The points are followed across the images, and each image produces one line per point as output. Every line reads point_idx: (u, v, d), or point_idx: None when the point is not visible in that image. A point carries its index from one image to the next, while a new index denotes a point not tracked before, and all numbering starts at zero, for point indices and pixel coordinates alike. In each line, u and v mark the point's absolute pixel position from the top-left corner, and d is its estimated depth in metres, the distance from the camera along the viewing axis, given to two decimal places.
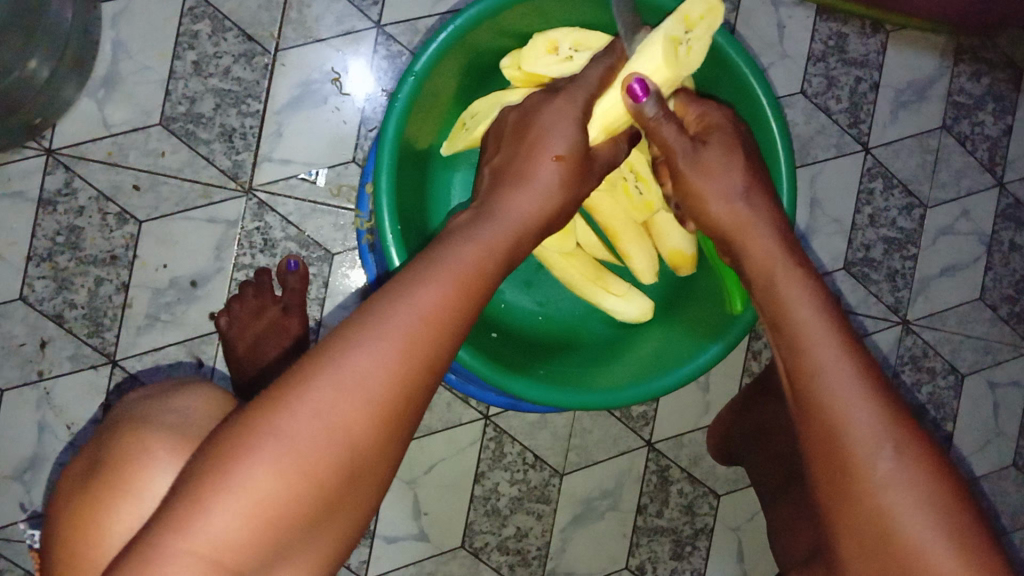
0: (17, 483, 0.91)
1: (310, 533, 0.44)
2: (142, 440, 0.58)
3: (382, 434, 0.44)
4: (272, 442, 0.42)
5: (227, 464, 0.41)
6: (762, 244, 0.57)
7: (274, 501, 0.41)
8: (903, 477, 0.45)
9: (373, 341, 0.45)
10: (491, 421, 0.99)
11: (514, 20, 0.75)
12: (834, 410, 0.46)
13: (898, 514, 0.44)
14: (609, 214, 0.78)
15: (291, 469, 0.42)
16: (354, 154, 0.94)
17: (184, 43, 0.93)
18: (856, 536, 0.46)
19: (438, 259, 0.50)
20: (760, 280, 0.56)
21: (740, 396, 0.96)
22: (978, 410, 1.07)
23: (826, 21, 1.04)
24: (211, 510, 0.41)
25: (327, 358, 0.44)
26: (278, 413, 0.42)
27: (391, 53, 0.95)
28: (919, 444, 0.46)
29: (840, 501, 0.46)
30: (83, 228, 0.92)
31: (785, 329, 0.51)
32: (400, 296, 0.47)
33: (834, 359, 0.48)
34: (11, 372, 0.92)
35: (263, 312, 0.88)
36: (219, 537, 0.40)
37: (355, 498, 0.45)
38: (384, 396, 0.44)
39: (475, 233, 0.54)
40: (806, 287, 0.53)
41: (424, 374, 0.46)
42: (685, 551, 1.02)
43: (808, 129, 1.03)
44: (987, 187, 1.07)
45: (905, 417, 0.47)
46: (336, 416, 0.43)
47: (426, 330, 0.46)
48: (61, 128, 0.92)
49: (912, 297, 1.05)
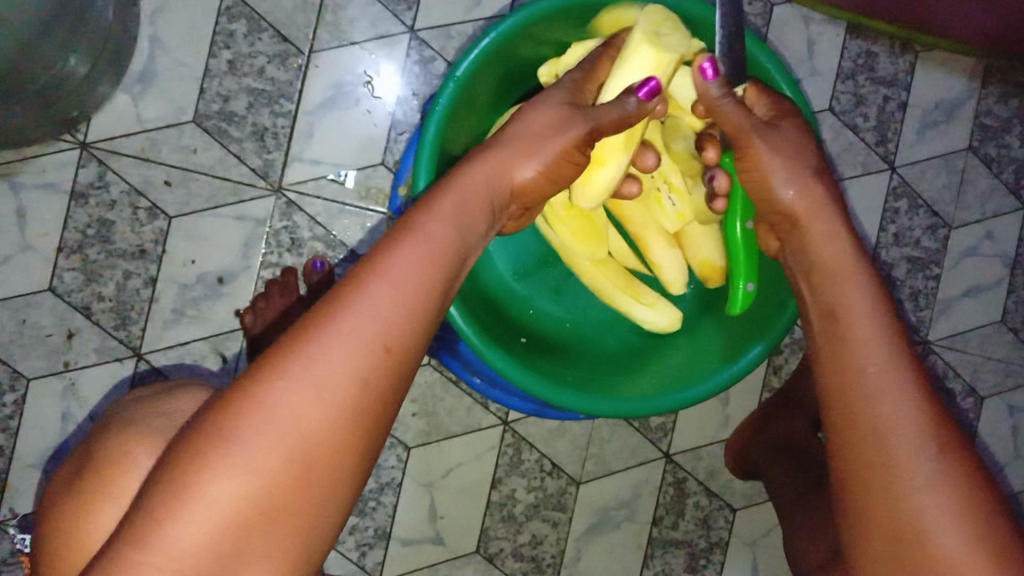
0: (38, 473, 0.92)
1: (274, 533, 0.45)
2: (127, 444, 0.60)
3: (334, 427, 0.46)
4: (222, 449, 0.44)
5: (184, 476, 0.44)
6: (830, 237, 0.60)
7: (231, 506, 0.44)
8: (944, 476, 0.47)
9: (315, 342, 0.46)
10: (510, 427, 0.99)
11: (554, 30, 0.76)
12: (881, 404, 0.50)
13: (932, 511, 0.47)
14: (641, 223, 0.80)
15: (242, 473, 0.44)
16: (383, 157, 0.95)
17: (219, 42, 0.94)
18: (885, 527, 0.48)
19: (385, 254, 0.51)
20: (825, 274, 0.59)
21: (764, 409, 0.96)
22: (997, 433, 1.06)
23: (856, 39, 1.04)
24: (173, 521, 0.43)
25: (271, 364, 0.46)
26: (227, 423, 0.45)
27: (423, 58, 0.96)
28: (959, 448, 0.48)
29: (875, 489, 0.49)
30: (114, 221, 0.93)
31: (839, 321, 0.55)
32: (345, 295, 0.49)
33: (879, 358, 0.52)
34: (38, 361, 0.92)
35: (286, 311, 0.88)
36: (181, 546, 0.43)
37: (322, 497, 0.46)
38: (332, 390, 0.46)
39: (433, 222, 0.55)
40: (866, 286, 0.56)
41: (366, 360, 0.47)
42: (699, 564, 1.02)
43: (835, 146, 1.03)
44: (1012, 210, 1.07)
45: (948, 422, 0.50)
46: (282, 417, 0.45)
47: (371, 322, 0.48)
48: (96, 122, 0.93)
49: (934, 317, 1.05)
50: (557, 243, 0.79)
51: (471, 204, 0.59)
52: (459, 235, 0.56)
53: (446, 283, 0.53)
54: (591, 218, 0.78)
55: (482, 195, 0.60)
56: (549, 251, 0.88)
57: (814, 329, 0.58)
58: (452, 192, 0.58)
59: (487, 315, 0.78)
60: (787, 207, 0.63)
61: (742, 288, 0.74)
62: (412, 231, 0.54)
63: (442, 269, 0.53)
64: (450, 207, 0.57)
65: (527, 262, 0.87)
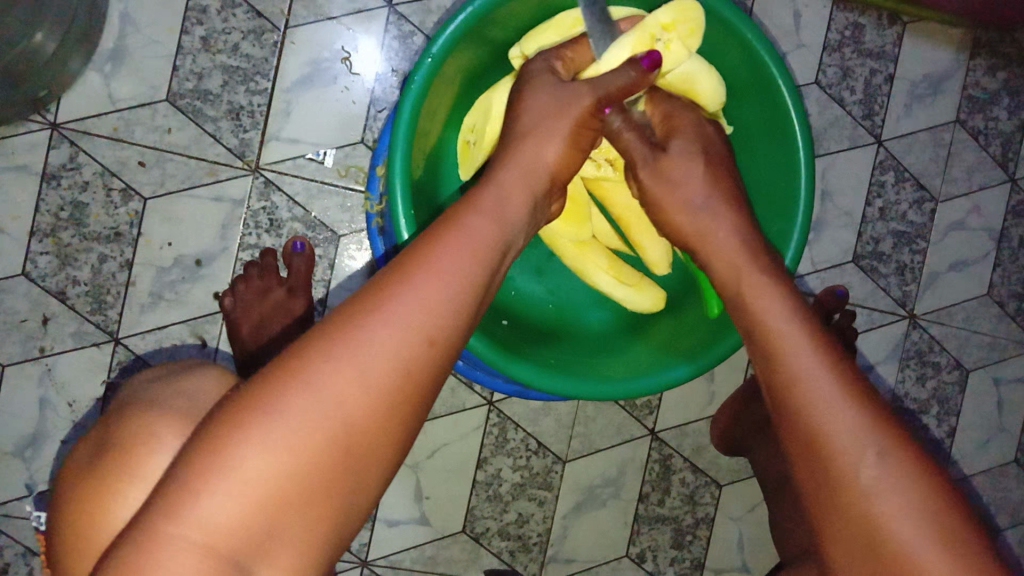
0: (20, 459, 0.91)
1: (304, 518, 0.43)
2: (151, 424, 0.56)
3: (374, 414, 0.44)
4: (262, 426, 0.42)
5: (220, 448, 0.41)
6: (726, 247, 0.62)
7: (267, 484, 0.41)
8: (889, 481, 0.46)
9: (364, 326, 0.45)
10: (495, 406, 0.98)
11: (529, 3, 0.74)
12: (816, 415, 0.49)
13: (887, 521, 0.46)
14: (623, 205, 0.79)
15: (283, 451, 0.42)
16: (363, 135, 0.93)
17: (192, 18, 0.92)
18: (849, 546, 0.47)
19: (439, 239, 0.50)
20: (734, 284, 0.60)
21: (743, 388, 0.95)
22: (980, 405, 1.07)
23: (843, 10, 1.02)
24: (204, 494, 0.41)
25: (318, 344, 0.44)
26: (268, 399, 0.43)
27: (402, 33, 0.93)
28: (901, 445, 0.48)
29: (829, 508, 0.47)
30: (88, 204, 0.91)
31: (761, 337, 0.54)
32: (396, 283, 0.47)
33: (810, 363, 0.51)
34: (14, 347, 0.91)
35: (268, 294, 0.87)
36: (215, 521, 0.40)
37: (354, 482, 0.44)
38: (376, 378, 0.44)
39: (462, 222, 0.52)
40: (779, 295, 0.56)
41: (415, 351, 0.45)
42: (685, 540, 1.03)
43: (821, 120, 1.02)
44: (999, 182, 1.06)
45: (888, 422, 0.48)
46: (325, 398, 0.43)
47: (418, 313, 0.46)
48: (67, 102, 0.90)
49: (919, 292, 1.05)
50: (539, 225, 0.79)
51: (511, 201, 0.57)
52: (503, 229, 0.54)
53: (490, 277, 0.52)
54: (573, 198, 0.78)
55: (520, 187, 0.60)
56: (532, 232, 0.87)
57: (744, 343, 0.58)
58: None
59: None
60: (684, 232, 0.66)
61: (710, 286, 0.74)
62: (462, 222, 0.52)
63: (487, 264, 0.51)
64: (493, 203, 0.56)
65: None
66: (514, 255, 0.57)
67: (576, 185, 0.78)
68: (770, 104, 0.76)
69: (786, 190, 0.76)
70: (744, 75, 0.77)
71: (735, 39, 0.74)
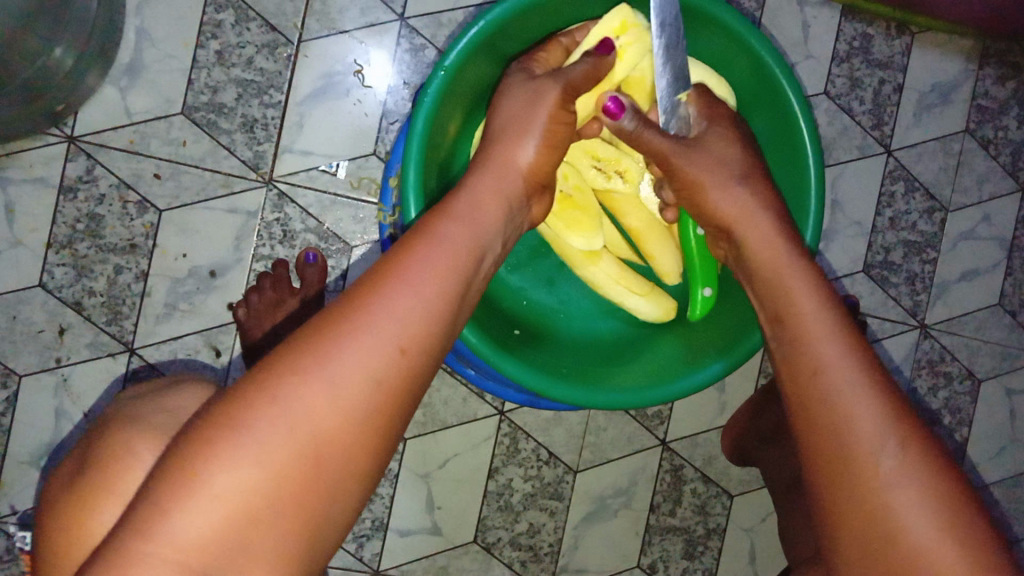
0: (35, 470, 0.92)
1: (279, 532, 0.43)
2: (128, 441, 0.57)
3: (347, 425, 0.44)
4: (231, 441, 0.42)
5: (191, 463, 0.42)
6: (760, 230, 0.62)
7: (239, 499, 0.41)
8: (906, 474, 0.46)
9: (333, 339, 0.45)
10: (506, 416, 0.99)
11: (543, 14, 0.75)
12: (837, 403, 0.49)
13: (902, 514, 0.46)
14: (634, 216, 0.79)
15: (253, 466, 0.42)
16: (375, 147, 0.94)
17: (207, 33, 0.93)
18: (859, 535, 0.47)
19: (411, 249, 0.50)
20: (762, 270, 0.60)
21: (755, 398, 0.95)
22: (993, 416, 1.06)
23: (851, 21, 1.03)
24: (176, 511, 0.41)
25: (287, 358, 0.44)
26: (238, 414, 0.43)
27: (414, 46, 0.94)
28: (920, 440, 0.48)
29: (843, 497, 0.47)
30: (104, 216, 0.92)
31: (789, 322, 0.55)
32: (365, 294, 0.47)
33: (836, 353, 0.51)
34: (30, 358, 0.92)
35: (281, 305, 0.89)
36: (187, 538, 0.40)
37: (331, 493, 0.44)
38: (347, 390, 0.44)
39: (438, 232, 0.52)
40: (809, 281, 0.57)
41: (385, 361, 0.45)
42: (697, 551, 1.02)
43: (830, 130, 1.02)
44: (1010, 191, 1.06)
45: (909, 415, 0.49)
46: (295, 411, 0.43)
47: (388, 323, 0.46)
48: (84, 115, 0.92)
49: (930, 302, 1.05)
50: (550, 235, 0.79)
51: (484, 206, 0.57)
52: (476, 238, 0.54)
53: (466, 285, 0.52)
54: (585, 208, 0.77)
55: (490, 192, 0.59)
56: (542, 242, 0.87)
57: (767, 328, 0.58)
58: (477, 202, 0.57)
59: (482, 308, 0.78)
60: (719, 215, 0.65)
61: (699, 292, 0.78)
62: (435, 229, 0.52)
63: (461, 270, 0.51)
64: (466, 208, 0.56)
65: (520, 254, 0.86)
66: (493, 261, 0.57)
67: (587, 195, 0.78)
68: (781, 114, 0.76)
69: (795, 205, 0.76)
70: (755, 86, 0.78)
71: (743, 49, 0.75)
